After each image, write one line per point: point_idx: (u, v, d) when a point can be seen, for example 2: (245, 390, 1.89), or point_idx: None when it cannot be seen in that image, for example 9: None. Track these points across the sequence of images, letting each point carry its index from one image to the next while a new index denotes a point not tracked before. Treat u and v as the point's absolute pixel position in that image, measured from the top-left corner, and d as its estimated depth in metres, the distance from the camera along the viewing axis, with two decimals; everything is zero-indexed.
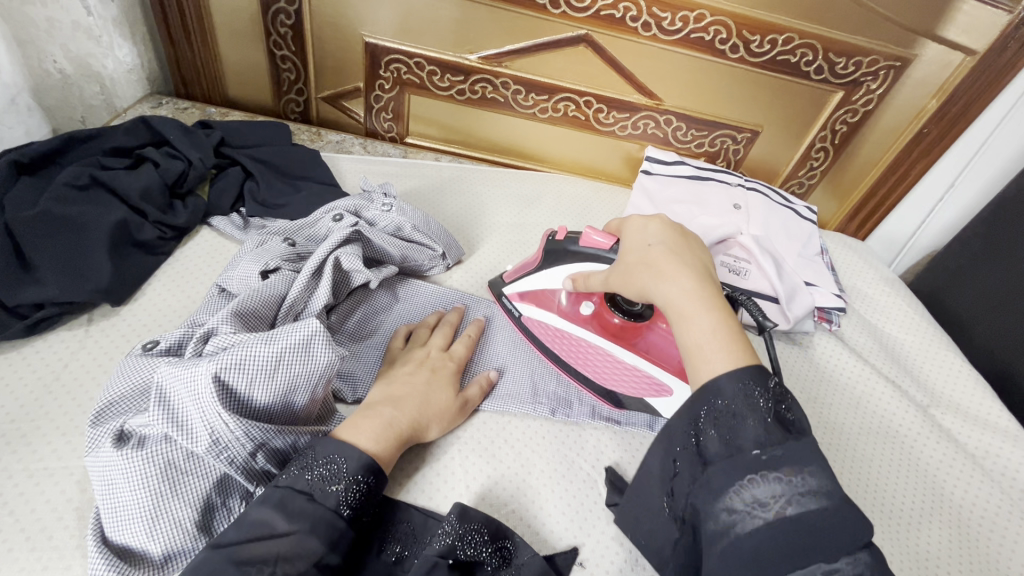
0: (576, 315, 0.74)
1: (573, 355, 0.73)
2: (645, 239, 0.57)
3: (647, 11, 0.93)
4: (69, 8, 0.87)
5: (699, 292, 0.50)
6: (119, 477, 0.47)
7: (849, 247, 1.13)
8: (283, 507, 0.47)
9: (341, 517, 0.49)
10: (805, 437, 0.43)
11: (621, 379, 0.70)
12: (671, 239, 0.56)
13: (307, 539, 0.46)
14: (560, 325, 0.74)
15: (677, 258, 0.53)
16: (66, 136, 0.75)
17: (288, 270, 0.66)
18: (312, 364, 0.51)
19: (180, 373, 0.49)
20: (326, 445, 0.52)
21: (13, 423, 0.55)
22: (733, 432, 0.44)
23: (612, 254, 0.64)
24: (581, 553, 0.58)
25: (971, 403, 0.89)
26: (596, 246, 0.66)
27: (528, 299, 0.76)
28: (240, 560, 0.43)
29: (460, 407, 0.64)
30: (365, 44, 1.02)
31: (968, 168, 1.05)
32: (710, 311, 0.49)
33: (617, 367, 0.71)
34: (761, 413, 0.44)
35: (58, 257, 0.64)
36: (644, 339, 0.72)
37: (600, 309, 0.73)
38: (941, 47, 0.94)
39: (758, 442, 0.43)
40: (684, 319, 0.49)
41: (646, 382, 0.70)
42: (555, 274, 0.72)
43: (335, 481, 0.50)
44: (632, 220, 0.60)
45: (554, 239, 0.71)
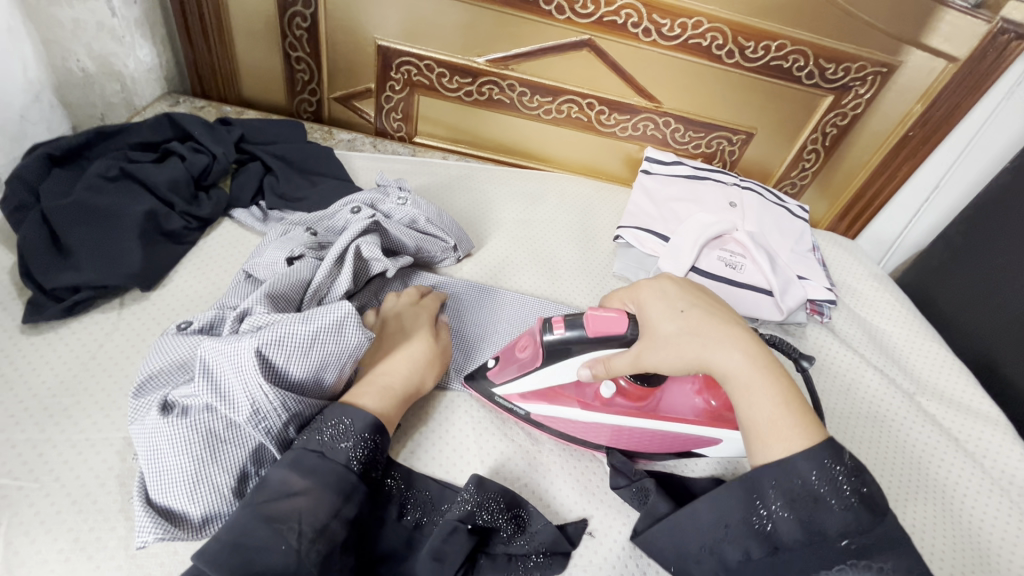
0: (595, 397, 0.65)
1: (606, 439, 0.66)
2: (671, 305, 0.58)
3: (647, 18, 0.97)
4: (94, 9, 0.91)
5: (754, 357, 0.53)
6: (165, 442, 0.50)
7: (840, 245, 1.18)
8: (298, 466, 0.51)
9: (351, 471, 0.52)
10: (885, 517, 0.47)
11: (660, 444, 0.67)
12: (699, 301, 0.58)
13: (323, 493, 0.50)
14: (585, 419, 0.66)
15: (716, 322, 0.56)
16: (95, 131, 0.78)
17: (311, 257, 0.70)
18: (344, 344, 0.55)
19: (223, 348, 0.52)
20: (336, 410, 0.56)
21: (54, 397, 0.58)
22: (812, 518, 0.47)
23: (630, 334, 0.58)
24: (590, 524, 0.62)
25: (954, 390, 0.94)
26: (609, 327, 0.58)
27: (534, 398, 0.67)
28: (270, 516, 0.47)
29: (440, 348, 0.67)
30: (377, 47, 1.06)
31: (951, 170, 1.10)
32: (771, 376, 0.52)
33: (655, 437, 0.66)
34: (843, 496, 0.47)
35: (92, 245, 0.68)
36: (663, 393, 0.66)
37: (617, 385, 0.64)
38: (925, 55, 1.00)
39: (845, 532, 0.47)
40: (746, 390, 0.52)
41: (687, 440, 0.66)
42: (565, 368, 0.63)
43: (344, 439, 0.54)
44: (643, 288, 0.62)
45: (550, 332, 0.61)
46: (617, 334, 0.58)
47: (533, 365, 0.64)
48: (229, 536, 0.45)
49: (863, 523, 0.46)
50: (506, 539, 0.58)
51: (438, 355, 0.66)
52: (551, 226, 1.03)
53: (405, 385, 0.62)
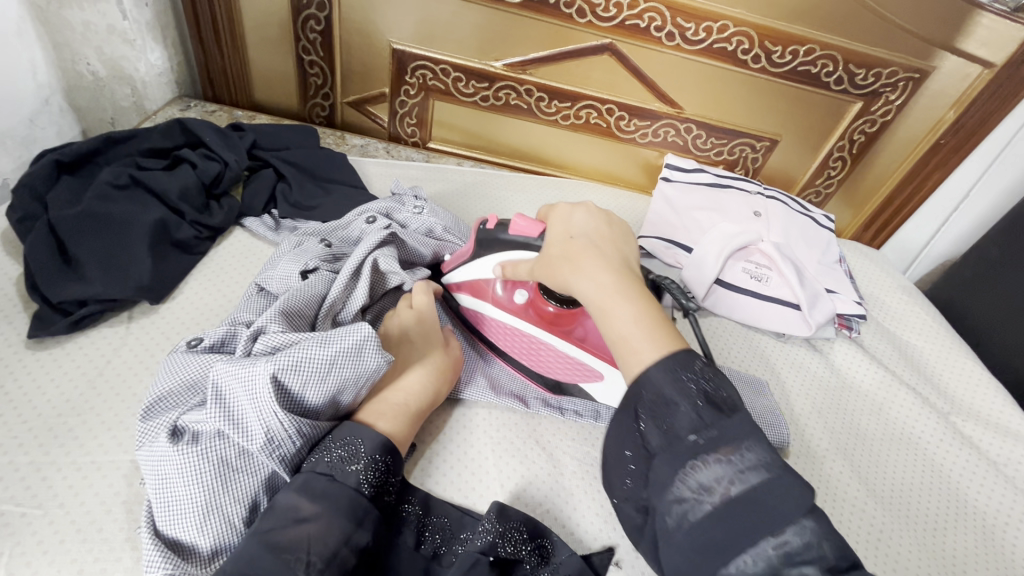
0: (512, 303, 0.70)
1: (507, 343, 0.72)
2: (568, 229, 0.58)
3: (671, 21, 0.94)
4: (105, 12, 0.89)
5: (618, 285, 0.51)
6: (174, 471, 0.47)
7: (866, 256, 1.14)
8: (307, 490, 0.48)
9: (362, 495, 0.50)
10: (738, 413, 0.44)
11: (553, 366, 0.70)
12: (594, 230, 0.57)
13: (332, 518, 0.47)
14: (496, 317, 0.72)
15: (596, 250, 0.54)
16: (103, 137, 0.76)
17: (326, 270, 0.68)
18: (363, 367, 0.52)
19: (236, 371, 0.50)
20: (347, 429, 0.53)
21: (60, 417, 0.56)
22: (666, 420, 0.45)
23: (540, 243, 0.61)
24: (616, 553, 0.59)
25: (991, 410, 0.90)
26: (526, 232, 0.62)
27: (465, 289, 0.74)
28: (279, 546, 0.44)
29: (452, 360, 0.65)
30: (392, 51, 1.03)
31: (984, 178, 1.06)
32: (632, 303, 0.50)
33: (550, 356, 0.69)
34: (691, 396, 0.45)
35: (99, 256, 0.66)
36: (581, 326, 0.68)
37: (535, 297, 0.69)
38: (960, 60, 0.96)
39: (693, 426, 0.44)
40: (605, 314, 0.50)
41: (581, 370, 0.68)
42: (484, 264, 0.69)
43: (354, 461, 0.51)
44: (557, 207, 0.61)
45: (484, 228, 0.67)
46: (533, 241, 0.62)
47: (466, 261, 0.71)
48: (233, 569, 0.42)
49: (710, 416, 0.44)
50: (530, 571, 0.54)
51: (451, 365, 0.64)
52: None
53: (425, 407, 0.59)
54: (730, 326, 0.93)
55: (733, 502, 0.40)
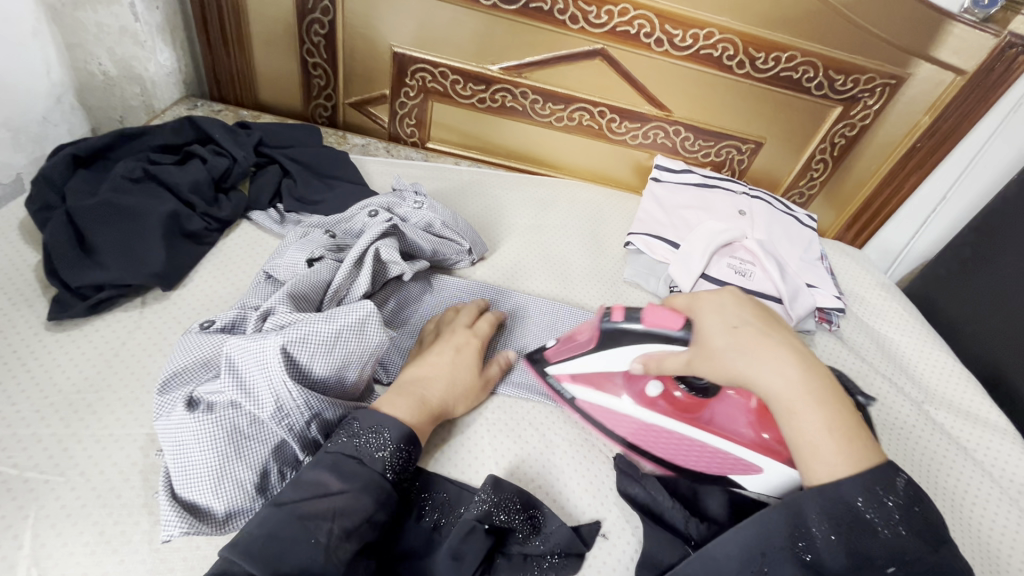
0: (641, 395, 0.68)
1: (641, 439, 0.68)
2: (726, 319, 0.57)
3: (660, 28, 0.99)
4: (118, 13, 0.92)
5: (806, 382, 0.52)
6: (190, 437, 0.51)
7: (848, 255, 1.18)
8: (336, 469, 0.52)
9: (387, 479, 0.53)
10: (932, 545, 0.47)
11: (699, 459, 0.67)
12: (755, 319, 0.57)
13: (360, 496, 0.51)
14: (623, 410, 0.69)
15: (770, 343, 0.54)
16: (118, 133, 0.80)
17: (331, 259, 0.71)
18: (366, 342, 0.56)
19: (249, 345, 0.53)
20: (371, 416, 0.56)
21: (78, 392, 0.60)
22: (861, 543, 0.47)
23: (685, 334, 0.60)
24: (603, 525, 0.62)
25: (962, 398, 0.94)
26: (665, 323, 0.62)
27: (581, 381, 0.71)
28: (304, 514, 0.48)
29: (482, 386, 0.69)
30: (393, 54, 1.07)
31: (959, 181, 1.12)
32: (820, 403, 0.51)
33: (694, 449, 0.67)
34: (887, 521, 0.48)
35: (114, 244, 0.69)
36: (711, 411, 0.68)
37: (665, 386, 0.68)
38: (933, 67, 1.01)
39: (892, 559, 0.46)
40: (792, 414, 0.51)
41: (727, 461, 0.65)
42: (614, 356, 0.67)
43: (381, 448, 0.54)
44: (704, 298, 0.60)
45: (609, 320, 0.66)
46: (674, 332, 0.61)
47: (589, 348, 0.68)
48: (260, 530, 0.47)
49: (912, 551, 0.47)
50: (522, 539, 0.58)
51: (478, 390, 0.68)
52: (563, 231, 1.04)
53: (430, 400, 0.62)
54: None
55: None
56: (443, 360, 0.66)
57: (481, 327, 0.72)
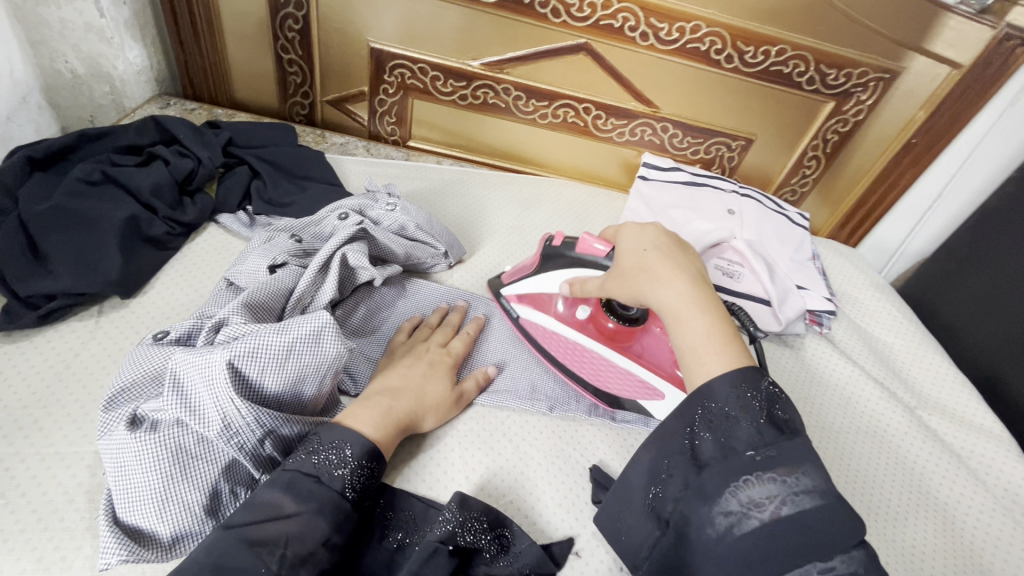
0: (573, 317, 0.74)
1: (569, 360, 0.73)
2: (641, 243, 0.59)
3: (644, 22, 0.96)
4: (82, 9, 0.89)
5: (696, 294, 0.52)
6: (132, 459, 0.48)
7: (842, 254, 1.15)
8: (292, 489, 0.49)
9: (346, 499, 0.50)
10: (799, 435, 0.45)
11: (612, 381, 0.72)
12: (666, 245, 0.58)
13: (314, 519, 0.48)
14: (555, 330, 0.74)
15: (672, 262, 0.55)
16: (76, 133, 0.77)
17: (294, 265, 0.69)
18: (322, 354, 0.53)
19: (194, 360, 0.51)
20: (330, 431, 0.53)
21: (25, 409, 0.57)
22: (726, 435, 0.45)
23: (608, 261, 0.65)
24: (576, 543, 0.60)
25: (957, 405, 0.91)
26: (593, 252, 0.66)
27: (525, 301, 0.76)
28: (254, 540, 0.44)
29: (456, 399, 0.66)
30: (370, 50, 1.04)
31: (955, 178, 1.07)
32: (705, 312, 0.51)
33: (610, 371, 0.72)
34: (753, 414, 0.45)
35: (69, 251, 0.66)
36: (639, 343, 0.73)
37: (596, 312, 0.73)
38: (928, 61, 0.98)
39: (751, 443, 0.44)
40: (678, 321, 0.51)
41: (641, 387, 0.71)
42: (550, 279, 0.72)
43: (341, 465, 0.51)
44: (628, 226, 0.62)
45: (550, 245, 0.70)
46: (599, 260, 0.65)
47: (529, 274, 0.74)
48: (206, 560, 0.42)
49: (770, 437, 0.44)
50: (489, 559, 0.55)
51: (451, 404, 0.65)
52: (546, 232, 1.01)
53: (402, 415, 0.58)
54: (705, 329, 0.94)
55: (782, 521, 0.41)
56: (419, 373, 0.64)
57: (456, 347, 0.70)
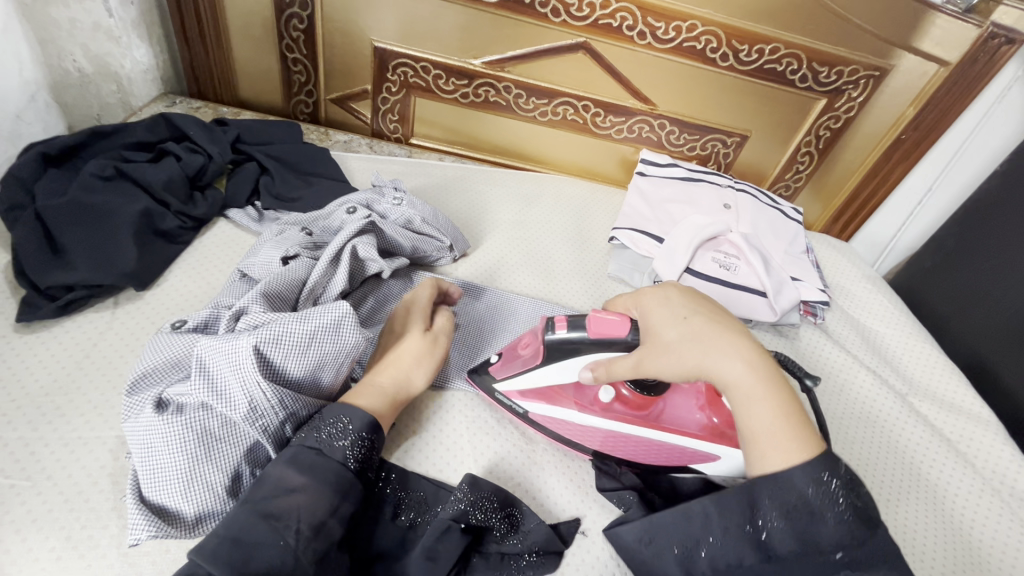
0: (594, 402, 0.66)
1: (603, 445, 0.66)
2: (676, 312, 0.59)
3: (642, 21, 0.98)
4: (91, 9, 0.91)
5: (754, 366, 0.53)
6: (159, 440, 0.50)
7: (833, 247, 1.19)
8: (295, 462, 0.51)
9: (348, 469, 0.52)
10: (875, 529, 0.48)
11: (651, 454, 0.66)
12: (700, 309, 0.59)
13: (320, 488, 0.49)
14: (578, 420, 0.66)
15: (718, 330, 0.56)
16: (89, 130, 0.78)
17: (306, 257, 0.71)
18: (342, 343, 0.55)
19: (221, 345, 0.53)
20: (334, 409, 0.55)
21: (47, 396, 0.58)
22: (810, 530, 0.47)
23: (632, 335, 0.60)
24: (583, 523, 0.62)
25: (947, 391, 0.94)
26: (609, 330, 0.60)
27: (532, 396, 0.68)
28: (270, 513, 0.47)
29: (432, 342, 0.65)
30: (374, 49, 1.06)
31: (943, 174, 1.11)
32: (771, 391, 0.52)
33: (650, 446, 0.66)
34: (839, 510, 0.47)
35: (86, 245, 0.68)
36: (664, 404, 0.66)
37: (618, 390, 0.65)
38: (917, 59, 1.01)
39: (839, 544, 0.47)
40: (746, 400, 0.52)
41: (688, 454, 0.65)
42: (563, 369, 0.64)
43: (341, 437, 0.53)
44: (649, 297, 0.62)
45: (550, 333, 0.63)
46: (620, 336, 0.60)
47: (535, 363, 0.66)
48: (227, 533, 0.45)
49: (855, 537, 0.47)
50: (499, 538, 0.58)
51: (429, 351, 0.64)
52: (547, 227, 1.03)
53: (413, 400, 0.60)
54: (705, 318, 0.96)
55: None
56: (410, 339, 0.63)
57: (420, 296, 0.68)
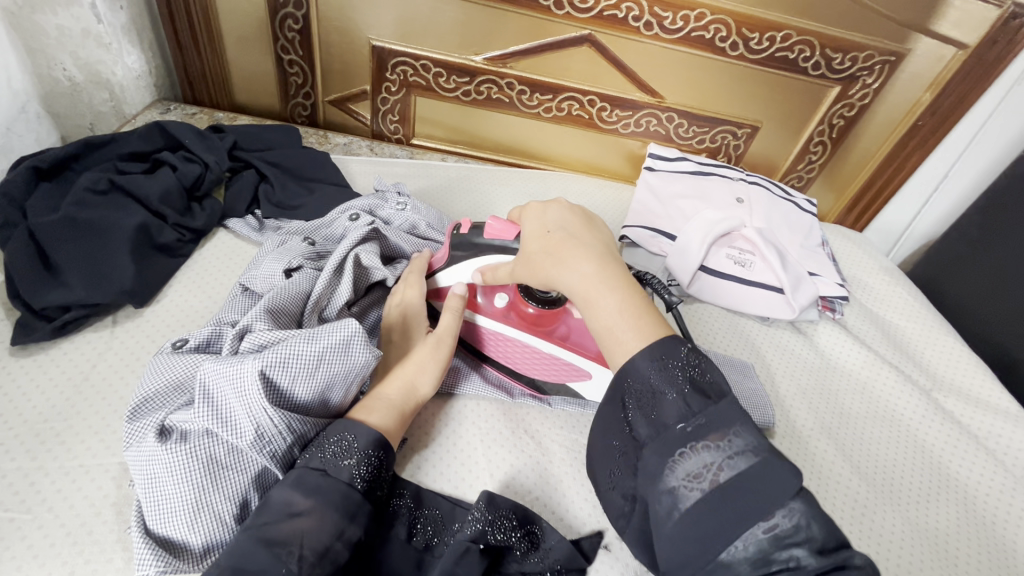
0: (491, 306, 0.70)
1: (493, 348, 0.71)
2: (545, 225, 0.56)
3: (649, 11, 0.95)
4: (79, 15, 0.87)
5: (601, 274, 0.50)
6: (163, 471, 0.48)
7: (849, 238, 1.15)
8: (300, 485, 0.48)
9: (356, 489, 0.50)
10: (726, 400, 0.44)
11: (538, 367, 0.70)
12: (572, 222, 0.56)
13: (326, 513, 0.47)
14: (476, 321, 0.71)
15: (576, 241, 0.53)
16: (81, 142, 0.76)
17: (310, 268, 0.68)
18: (351, 362, 0.53)
19: (224, 369, 0.50)
20: (340, 424, 0.53)
21: (46, 423, 0.56)
22: (657, 412, 0.44)
23: (517, 244, 0.60)
24: (605, 537, 0.60)
25: (972, 385, 0.91)
26: (502, 236, 0.61)
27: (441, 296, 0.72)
28: (271, 540, 0.44)
29: (431, 340, 0.62)
30: (371, 48, 1.03)
31: (961, 159, 1.08)
32: (614, 290, 0.49)
33: (534, 357, 0.69)
34: (679, 385, 0.45)
35: (81, 261, 0.66)
36: (563, 324, 0.69)
37: (514, 299, 0.69)
38: (934, 42, 0.97)
39: (681, 415, 0.43)
40: (589, 304, 0.50)
41: (567, 370, 0.69)
42: (459, 273, 0.67)
43: (347, 456, 0.51)
44: (530, 207, 0.59)
45: (458, 232, 0.66)
46: (511, 244, 0.61)
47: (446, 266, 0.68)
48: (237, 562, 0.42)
49: (696, 403, 0.44)
50: (520, 557, 0.55)
51: (429, 349, 0.61)
52: None
53: None
54: (715, 312, 0.94)
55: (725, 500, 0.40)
56: (421, 356, 0.61)
57: (410, 298, 0.66)
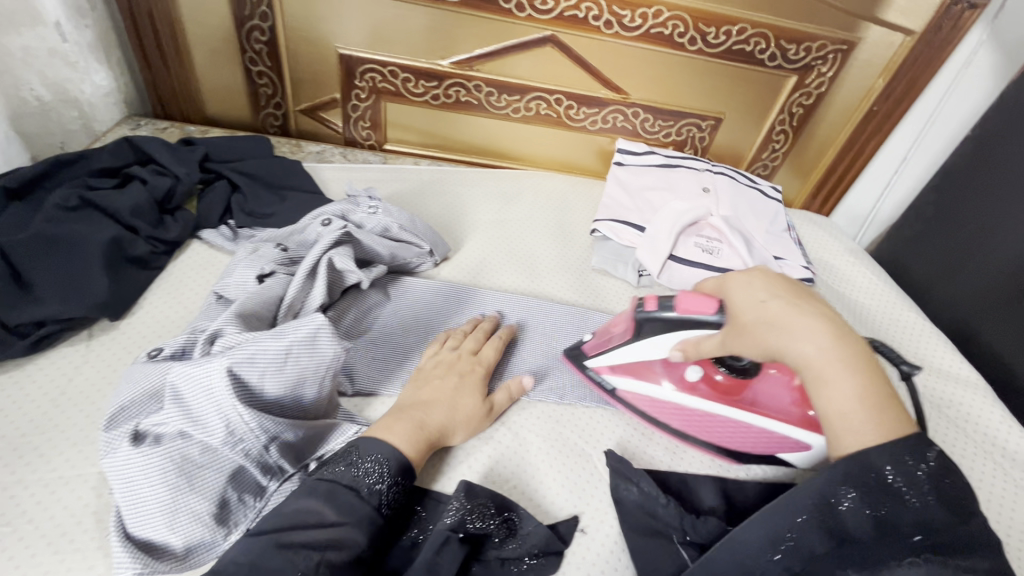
0: (682, 381, 0.70)
1: (691, 425, 0.70)
2: (756, 295, 0.55)
3: (607, 10, 0.97)
4: (44, 35, 0.88)
5: (839, 350, 0.49)
6: (138, 473, 0.49)
7: (818, 224, 1.18)
8: (331, 499, 0.50)
9: (380, 513, 0.51)
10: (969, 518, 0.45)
11: (742, 439, 0.68)
12: (784, 292, 0.54)
13: (355, 530, 0.48)
14: (670, 397, 0.70)
15: (800, 310, 0.52)
16: (52, 160, 0.76)
17: (283, 273, 0.70)
18: (319, 356, 0.54)
19: (192, 371, 0.52)
20: (371, 445, 0.54)
21: (24, 437, 0.57)
22: (887, 516, 0.45)
23: (717, 318, 0.59)
24: (582, 520, 0.62)
25: (935, 356, 0.95)
26: (698, 309, 0.60)
27: (621, 372, 0.71)
28: (283, 543, 0.45)
29: (487, 411, 0.66)
30: (339, 57, 1.05)
31: (917, 142, 1.12)
32: (855, 372, 0.49)
33: (733, 428, 0.68)
34: (919, 492, 0.45)
35: (56, 277, 0.66)
36: (752, 391, 0.69)
37: (705, 370, 0.69)
38: (883, 30, 1.01)
39: (917, 526, 0.44)
40: (823, 382, 0.49)
41: (774, 440, 0.67)
42: (647, 346, 0.68)
43: (380, 480, 0.52)
44: (734, 278, 0.59)
45: (641, 309, 0.66)
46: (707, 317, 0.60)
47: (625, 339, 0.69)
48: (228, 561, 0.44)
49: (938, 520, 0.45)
50: (499, 543, 0.57)
51: (481, 417, 0.65)
52: (527, 224, 1.02)
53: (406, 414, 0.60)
54: None
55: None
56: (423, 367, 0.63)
57: (487, 355, 0.70)
